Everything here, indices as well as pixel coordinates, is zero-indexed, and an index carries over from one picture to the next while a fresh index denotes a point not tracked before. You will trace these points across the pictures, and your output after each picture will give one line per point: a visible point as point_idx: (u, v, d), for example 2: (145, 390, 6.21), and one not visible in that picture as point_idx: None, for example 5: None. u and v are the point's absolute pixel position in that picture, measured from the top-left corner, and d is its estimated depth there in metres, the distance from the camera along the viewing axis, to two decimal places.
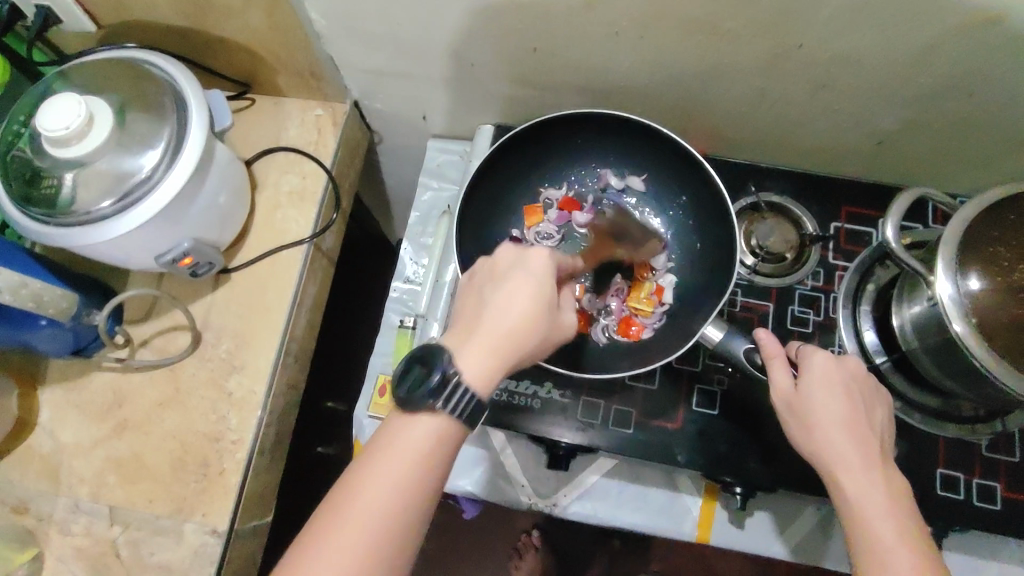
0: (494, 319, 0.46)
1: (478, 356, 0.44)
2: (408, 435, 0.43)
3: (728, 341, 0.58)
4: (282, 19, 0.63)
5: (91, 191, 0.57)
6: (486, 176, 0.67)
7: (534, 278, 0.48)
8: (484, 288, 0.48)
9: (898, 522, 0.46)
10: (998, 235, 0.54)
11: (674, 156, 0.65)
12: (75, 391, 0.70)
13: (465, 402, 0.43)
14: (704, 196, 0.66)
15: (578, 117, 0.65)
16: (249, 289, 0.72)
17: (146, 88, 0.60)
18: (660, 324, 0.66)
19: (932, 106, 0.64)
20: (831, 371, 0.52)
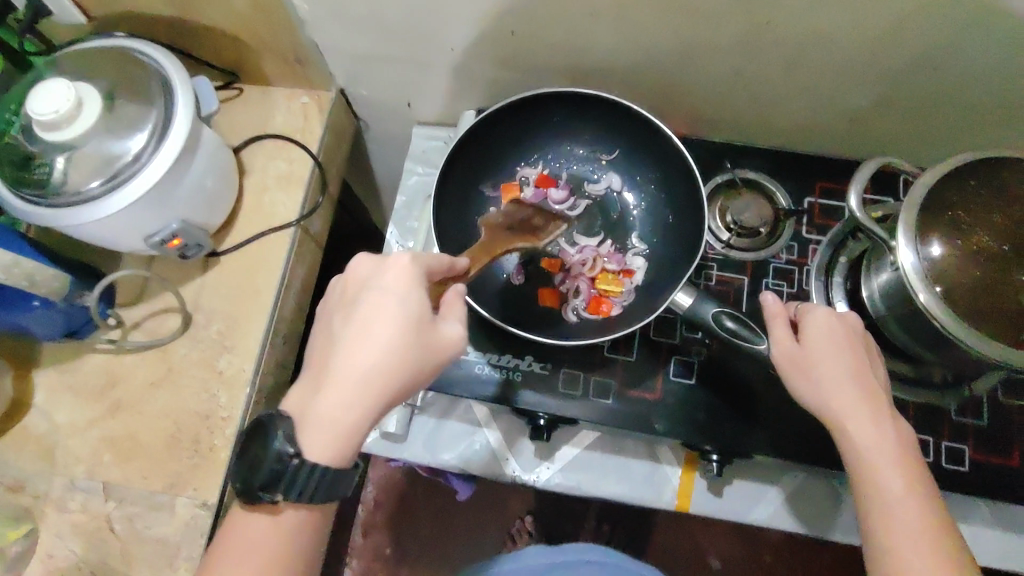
0: (342, 356, 0.47)
1: (336, 401, 0.46)
2: (256, 526, 0.48)
3: (698, 306, 0.60)
4: (268, 5, 0.65)
5: (82, 173, 0.59)
6: (464, 155, 0.69)
7: (387, 297, 0.48)
8: (339, 319, 0.50)
9: (904, 468, 0.49)
10: (956, 202, 0.56)
11: (646, 132, 0.68)
12: (69, 373, 0.72)
13: (306, 478, 0.46)
14: (674, 171, 0.68)
15: (553, 96, 0.67)
16: (238, 271, 0.74)
17: (134, 74, 0.62)
18: (631, 300, 0.68)
19: (897, 84, 0.66)
20: (834, 328, 0.54)
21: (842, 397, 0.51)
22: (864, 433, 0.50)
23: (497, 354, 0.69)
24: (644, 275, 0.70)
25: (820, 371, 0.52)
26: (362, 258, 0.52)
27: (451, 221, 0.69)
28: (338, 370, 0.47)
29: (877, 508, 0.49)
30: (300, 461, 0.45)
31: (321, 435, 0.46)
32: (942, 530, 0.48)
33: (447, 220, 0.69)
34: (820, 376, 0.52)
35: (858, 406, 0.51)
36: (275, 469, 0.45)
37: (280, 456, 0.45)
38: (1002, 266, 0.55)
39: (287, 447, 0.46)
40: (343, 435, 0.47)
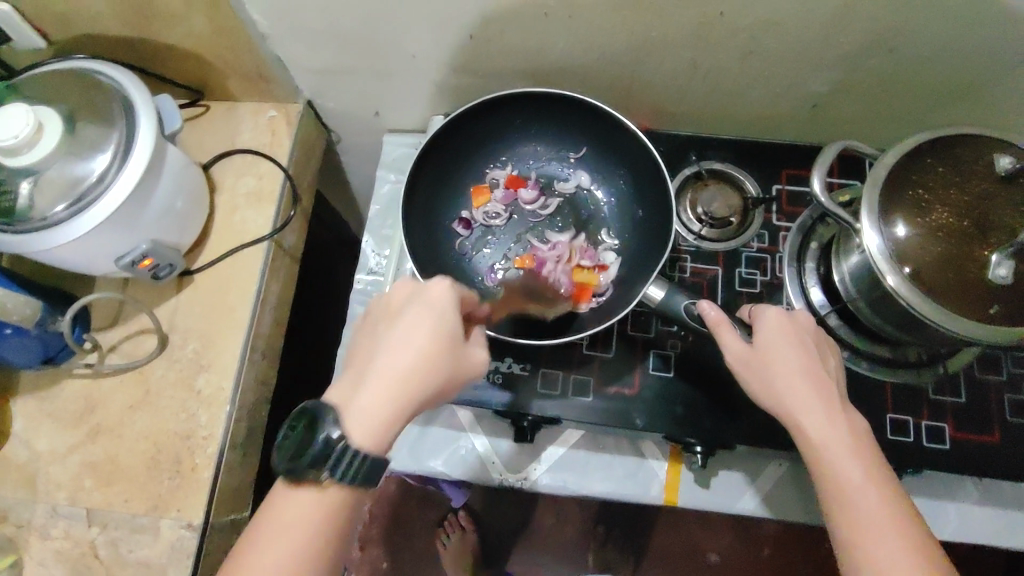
0: (386, 361, 0.46)
1: (378, 398, 0.45)
2: (294, 507, 0.43)
3: (669, 300, 0.60)
4: (225, 20, 0.65)
5: (47, 198, 0.59)
6: (430, 159, 0.69)
7: (433, 312, 0.49)
8: (382, 329, 0.49)
9: (861, 460, 0.48)
10: (918, 180, 0.56)
11: (610, 128, 0.68)
12: (47, 400, 0.71)
13: (350, 464, 0.43)
14: (641, 166, 0.69)
15: (516, 97, 0.68)
16: (212, 289, 0.74)
17: (95, 96, 0.62)
18: (611, 292, 0.69)
19: (856, 68, 0.67)
20: (783, 327, 0.54)
21: (795, 394, 0.51)
22: (819, 427, 0.49)
23: None
24: (619, 270, 0.70)
25: (772, 368, 0.52)
26: (406, 279, 0.52)
27: (421, 227, 0.70)
28: (383, 373, 0.46)
29: (838, 502, 0.47)
30: (345, 446, 0.43)
31: (364, 428, 0.44)
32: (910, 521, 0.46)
33: (419, 226, 0.70)
34: (773, 374, 0.52)
35: (810, 402, 0.50)
36: (322, 450, 0.43)
37: (327, 439, 0.43)
38: (965, 243, 0.54)
39: (334, 431, 0.43)
40: (382, 431, 0.45)
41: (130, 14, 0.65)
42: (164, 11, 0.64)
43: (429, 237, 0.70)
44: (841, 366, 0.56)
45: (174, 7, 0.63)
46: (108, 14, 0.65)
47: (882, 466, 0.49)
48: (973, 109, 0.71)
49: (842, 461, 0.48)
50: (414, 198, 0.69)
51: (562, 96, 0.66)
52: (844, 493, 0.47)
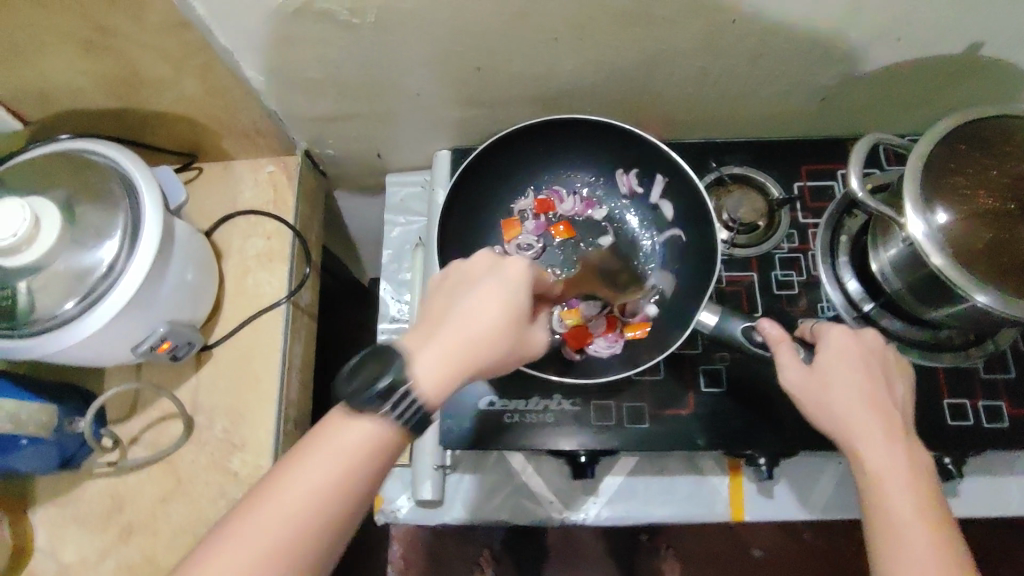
0: (460, 321, 0.44)
1: (442, 356, 0.42)
2: (346, 438, 0.39)
3: (724, 324, 0.59)
4: (217, 79, 0.62)
5: (55, 296, 0.55)
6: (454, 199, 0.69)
7: (513, 286, 0.46)
8: (459, 291, 0.46)
9: (917, 494, 0.47)
10: (953, 167, 0.55)
11: (636, 146, 0.69)
12: (69, 505, 0.66)
13: (413, 412, 0.40)
14: (671, 179, 0.69)
15: (534, 127, 0.68)
16: (233, 363, 0.70)
17: (90, 177, 0.58)
18: (606, 355, 0.67)
19: (865, 61, 0.67)
20: (846, 348, 0.53)
21: (855, 420, 0.50)
22: (874, 453, 0.48)
23: (523, 399, 0.67)
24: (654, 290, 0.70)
25: (831, 390, 0.51)
26: (486, 249, 0.50)
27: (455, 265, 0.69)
28: (453, 331, 0.43)
29: (886, 535, 0.46)
30: (405, 392, 0.40)
31: (427, 380, 0.41)
32: (958, 559, 0.44)
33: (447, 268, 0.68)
34: (831, 396, 0.51)
35: (869, 426, 0.49)
36: (387, 387, 0.40)
37: (392, 380, 0.40)
38: (1009, 224, 0.54)
39: (398, 375, 0.40)
40: (444, 389, 0.42)
41: (115, 86, 0.61)
42: (151, 79, 0.60)
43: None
44: (910, 392, 0.54)
45: (164, 74, 0.60)
46: (92, 88, 0.61)
47: (938, 502, 0.47)
48: (980, 85, 0.71)
49: (893, 489, 0.47)
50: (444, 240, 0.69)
51: (582, 121, 0.67)
52: (891, 523, 0.46)
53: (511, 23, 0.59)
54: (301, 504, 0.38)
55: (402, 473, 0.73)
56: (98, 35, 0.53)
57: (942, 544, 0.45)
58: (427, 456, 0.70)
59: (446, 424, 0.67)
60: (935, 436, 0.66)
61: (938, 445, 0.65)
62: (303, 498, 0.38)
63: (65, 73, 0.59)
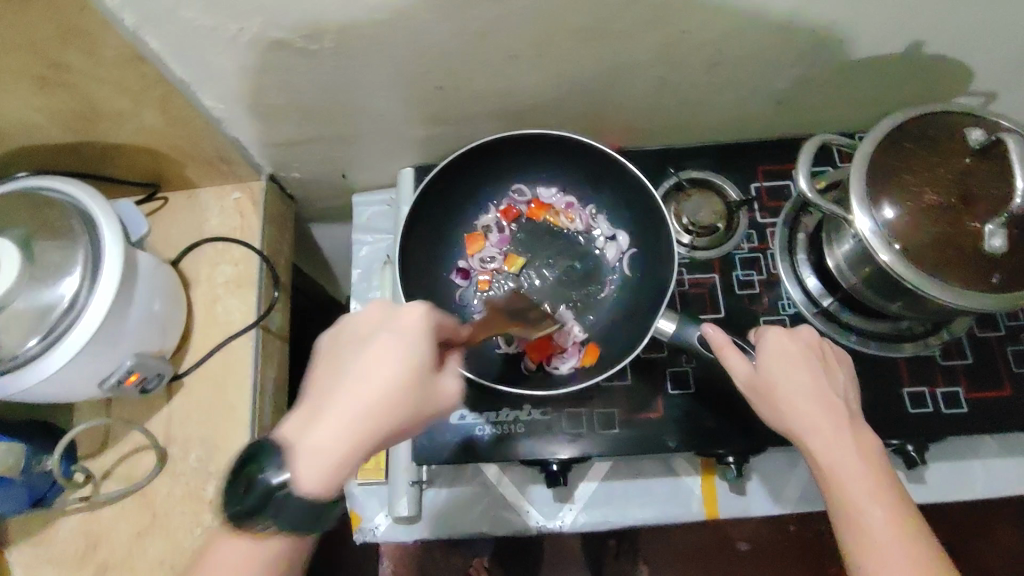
0: (345, 394, 0.44)
1: (331, 431, 0.43)
2: (228, 556, 0.44)
3: (681, 331, 0.60)
4: (177, 110, 0.62)
5: (16, 334, 0.55)
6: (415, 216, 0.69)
7: (399, 343, 0.46)
8: (346, 356, 0.46)
9: (870, 476, 0.49)
10: (900, 164, 0.56)
11: (592, 156, 0.70)
12: (43, 544, 0.66)
13: (292, 513, 0.43)
14: (628, 186, 0.70)
15: (493, 144, 0.69)
16: (206, 392, 0.70)
17: (48, 214, 0.58)
18: (568, 365, 0.68)
19: (815, 65, 0.68)
20: (786, 346, 0.54)
21: (802, 415, 0.51)
22: (824, 450, 0.50)
23: (494, 411, 0.68)
24: (615, 299, 0.71)
25: (775, 393, 0.52)
26: (379, 299, 0.50)
27: (421, 281, 0.70)
28: (337, 410, 0.43)
29: (846, 519, 0.48)
30: (285, 496, 0.42)
31: (308, 472, 0.42)
32: (913, 530, 0.47)
33: (411, 287, 0.69)
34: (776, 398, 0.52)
35: (816, 424, 0.51)
36: (262, 492, 0.42)
37: (265, 485, 0.42)
38: (957, 219, 0.53)
39: (274, 477, 0.42)
40: (330, 475, 0.42)
41: (72, 121, 0.61)
42: (109, 113, 0.60)
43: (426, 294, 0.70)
44: (853, 377, 0.56)
45: (122, 106, 0.60)
46: (48, 124, 0.61)
47: (891, 479, 0.49)
48: (927, 83, 0.73)
49: (847, 474, 0.49)
50: (409, 255, 0.69)
51: (538, 135, 0.68)
52: (849, 506, 0.48)
53: (468, 42, 0.59)
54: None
55: (378, 491, 0.74)
56: (55, 72, 0.53)
57: (901, 529, 0.46)
58: (402, 473, 0.70)
59: (418, 439, 0.67)
60: (898, 425, 0.67)
61: (901, 434, 0.67)
62: None
63: (20, 110, 0.58)
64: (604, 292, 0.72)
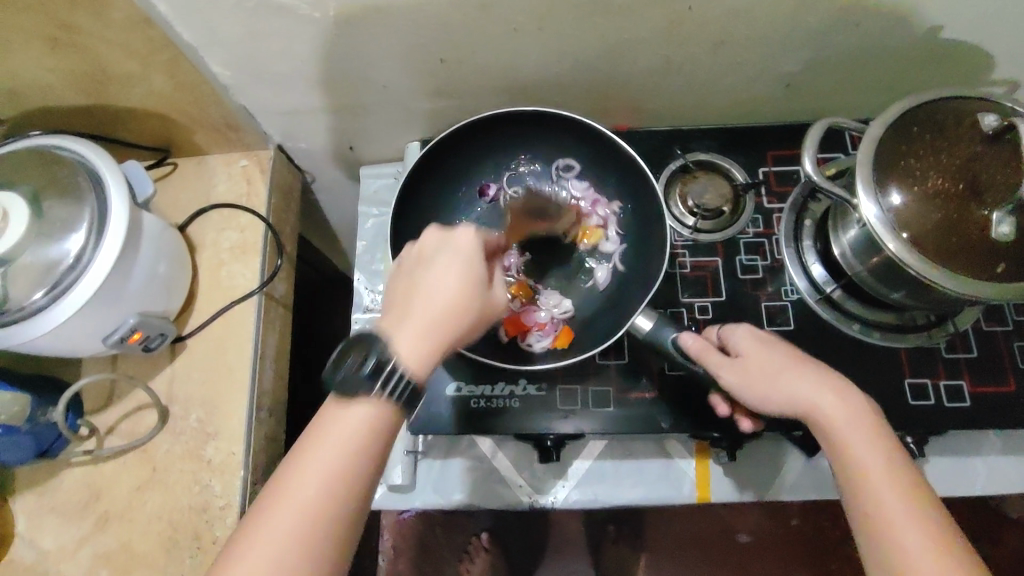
0: (425, 300, 0.45)
1: (417, 330, 0.44)
2: (342, 424, 0.41)
3: (657, 331, 0.61)
4: (185, 75, 0.62)
5: (23, 286, 0.56)
6: (411, 187, 0.71)
7: (466, 254, 0.47)
8: (414, 273, 0.47)
9: (882, 451, 0.47)
10: (907, 149, 0.55)
11: (593, 138, 0.70)
12: (48, 494, 0.68)
13: (401, 384, 0.42)
14: (629, 169, 0.70)
15: (492, 119, 0.69)
16: (208, 354, 0.72)
17: (57, 172, 0.60)
18: (539, 350, 0.69)
19: (827, 48, 0.67)
20: (756, 336, 0.55)
21: (801, 392, 0.50)
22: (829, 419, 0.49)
23: (490, 385, 0.68)
24: (605, 283, 0.72)
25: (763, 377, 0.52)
26: (431, 225, 0.50)
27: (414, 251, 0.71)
28: (421, 310, 0.45)
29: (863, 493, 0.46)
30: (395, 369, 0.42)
31: (409, 361, 0.43)
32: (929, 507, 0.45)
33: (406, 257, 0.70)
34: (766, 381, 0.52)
35: (816, 402, 0.49)
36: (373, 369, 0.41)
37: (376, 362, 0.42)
38: (963, 208, 0.52)
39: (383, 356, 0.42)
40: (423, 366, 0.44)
41: (82, 82, 0.62)
42: (120, 76, 0.61)
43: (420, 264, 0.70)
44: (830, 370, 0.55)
45: (130, 69, 0.60)
46: (61, 84, 0.62)
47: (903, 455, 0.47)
48: (944, 69, 0.71)
49: (858, 450, 0.47)
50: (400, 226, 0.70)
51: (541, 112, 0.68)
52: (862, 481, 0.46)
53: (473, 14, 0.59)
54: (316, 491, 0.39)
55: None
56: (66, 34, 0.54)
57: (923, 516, 0.44)
58: (399, 442, 0.72)
59: (413, 411, 0.68)
60: (898, 416, 0.66)
61: (900, 424, 0.66)
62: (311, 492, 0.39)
63: (33, 70, 0.59)
64: (599, 271, 0.72)
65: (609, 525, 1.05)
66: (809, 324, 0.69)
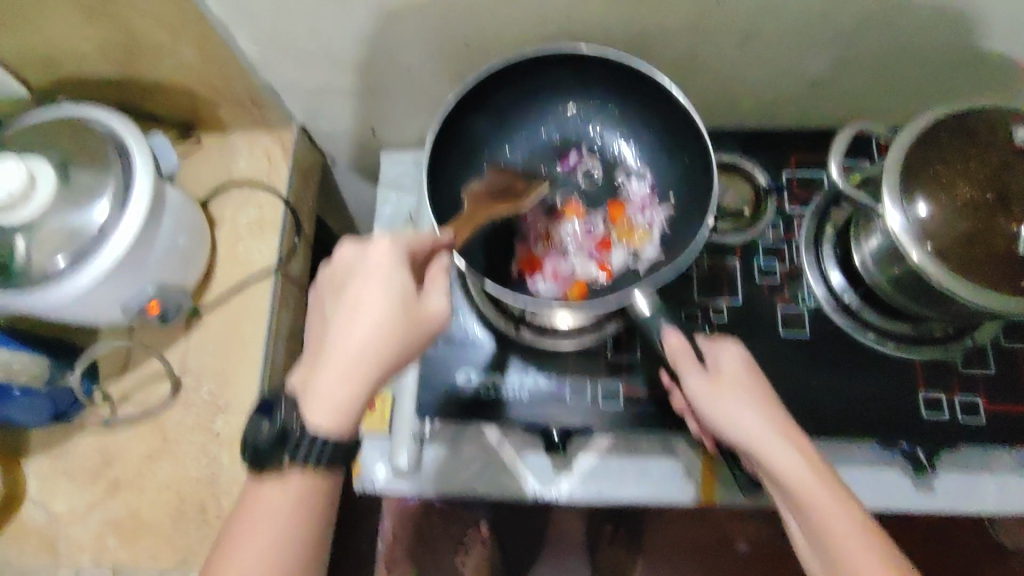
0: (339, 338, 0.46)
1: (334, 374, 0.45)
2: (274, 491, 0.46)
3: (650, 317, 0.56)
4: (212, 48, 0.63)
5: (48, 251, 0.57)
6: (479, 98, 0.65)
7: (374, 274, 0.47)
8: (333, 307, 0.49)
9: (859, 523, 0.47)
10: (938, 157, 0.54)
11: (666, 106, 0.65)
12: (60, 458, 0.69)
13: (316, 442, 0.44)
14: (690, 142, 0.65)
15: (578, 61, 0.64)
16: (223, 329, 0.73)
17: (87, 141, 0.61)
18: (535, 290, 0.65)
19: (858, 49, 0.66)
20: (732, 371, 0.54)
21: (770, 449, 0.49)
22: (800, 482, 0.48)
23: (501, 374, 0.68)
24: (643, 263, 0.65)
25: (720, 403, 0.52)
26: (348, 240, 0.51)
27: (458, 164, 0.67)
28: (332, 352, 0.46)
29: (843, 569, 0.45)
30: (303, 430, 0.45)
31: (325, 414, 0.45)
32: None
33: (451, 180, 0.67)
34: (723, 401, 0.52)
35: (782, 459, 0.49)
36: (280, 429, 0.45)
37: (284, 423, 0.45)
38: (989, 217, 0.52)
39: (292, 416, 0.45)
40: (343, 410, 0.45)
41: (111, 49, 0.63)
42: (148, 45, 0.62)
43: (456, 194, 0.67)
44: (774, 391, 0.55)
45: (159, 39, 0.61)
46: (90, 50, 0.63)
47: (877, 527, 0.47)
48: (976, 78, 0.69)
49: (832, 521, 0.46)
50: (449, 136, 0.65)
51: (622, 65, 0.62)
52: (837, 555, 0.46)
53: None
54: (272, 538, 0.44)
55: (381, 443, 0.75)
56: None
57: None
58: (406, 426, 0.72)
59: (421, 394, 0.68)
60: (910, 429, 0.66)
61: (912, 437, 0.65)
62: (269, 542, 0.44)
63: (64, 33, 0.60)
64: (645, 248, 0.66)
65: (608, 525, 1.03)
66: (826, 333, 0.69)
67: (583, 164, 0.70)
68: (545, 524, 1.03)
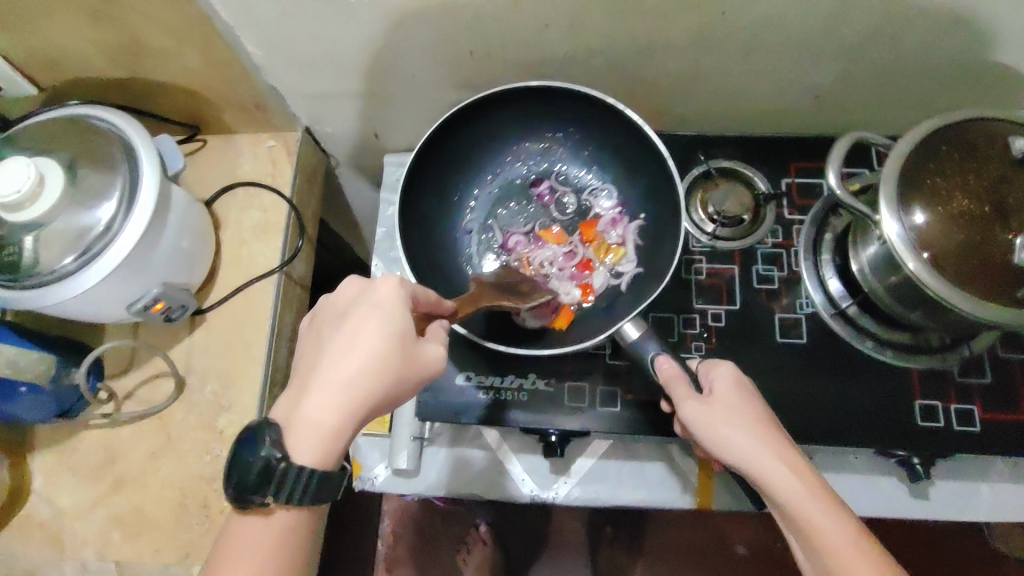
0: (331, 366, 0.45)
1: (320, 403, 0.44)
2: (254, 525, 0.44)
3: (640, 343, 0.59)
4: (219, 53, 0.63)
5: (55, 250, 0.58)
6: (449, 139, 0.69)
7: (376, 310, 0.47)
8: (328, 335, 0.48)
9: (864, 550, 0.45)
10: (934, 168, 0.54)
11: (625, 132, 0.68)
12: (65, 454, 0.70)
13: (298, 480, 0.42)
14: (649, 164, 0.68)
15: (539, 92, 0.67)
16: (226, 329, 0.73)
17: (95, 142, 0.61)
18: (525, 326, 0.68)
19: (858, 61, 0.66)
20: (727, 395, 0.53)
21: (768, 472, 0.49)
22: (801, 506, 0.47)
23: (500, 376, 0.69)
24: (611, 285, 0.71)
25: (715, 426, 0.51)
26: (353, 275, 0.51)
27: (428, 199, 0.72)
28: (323, 381, 0.45)
29: None
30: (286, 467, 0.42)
31: (308, 445, 0.43)
32: None
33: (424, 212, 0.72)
34: (719, 424, 0.51)
35: (781, 483, 0.48)
36: (263, 466, 0.42)
37: (267, 458, 0.42)
38: (987, 228, 0.52)
39: (274, 451, 0.42)
40: (324, 444, 0.44)
41: (119, 54, 0.64)
42: (156, 50, 0.63)
43: (432, 231, 0.72)
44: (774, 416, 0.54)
45: (167, 44, 0.62)
46: (99, 55, 0.64)
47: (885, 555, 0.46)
48: (975, 90, 0.70)
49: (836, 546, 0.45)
50: (419, 169, 0.68)
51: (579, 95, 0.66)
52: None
53: (503, 9, 0.60)
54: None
55: (381, 443, 0.76)
56: (105, 6, 0.56)
57: None
58: (406, 427, 0.73)
59: (422, 397, 0.69)
60: (904, 436, 0.66)
61: (906, 445, 0.66)
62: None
63: (73, 38, 0.61)
64: (619, 264, 0.71)
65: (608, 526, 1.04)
66: (823, 339, 0.69)
67: (552, 185, 0.76)
68: (545, 525, 1.05)
